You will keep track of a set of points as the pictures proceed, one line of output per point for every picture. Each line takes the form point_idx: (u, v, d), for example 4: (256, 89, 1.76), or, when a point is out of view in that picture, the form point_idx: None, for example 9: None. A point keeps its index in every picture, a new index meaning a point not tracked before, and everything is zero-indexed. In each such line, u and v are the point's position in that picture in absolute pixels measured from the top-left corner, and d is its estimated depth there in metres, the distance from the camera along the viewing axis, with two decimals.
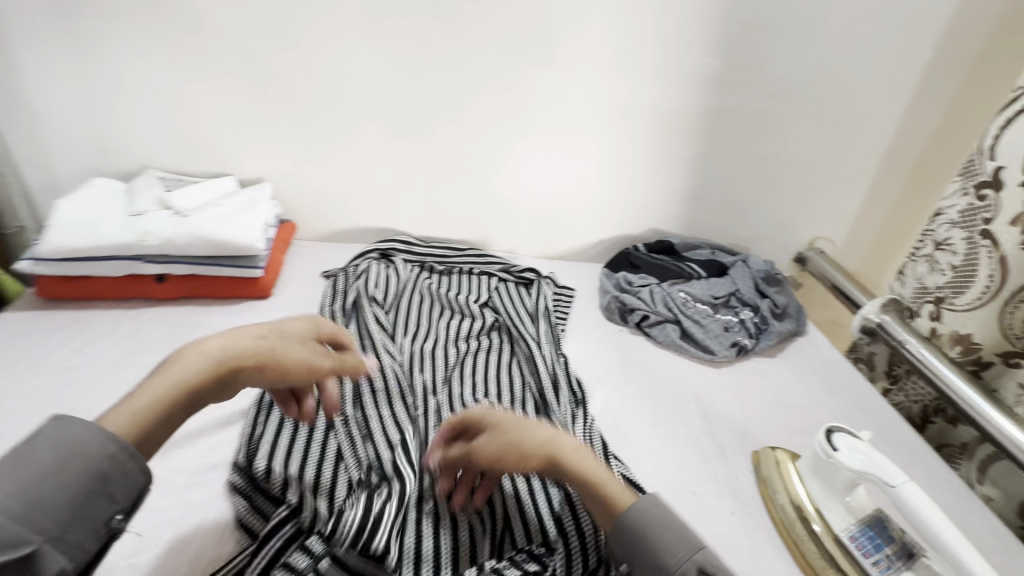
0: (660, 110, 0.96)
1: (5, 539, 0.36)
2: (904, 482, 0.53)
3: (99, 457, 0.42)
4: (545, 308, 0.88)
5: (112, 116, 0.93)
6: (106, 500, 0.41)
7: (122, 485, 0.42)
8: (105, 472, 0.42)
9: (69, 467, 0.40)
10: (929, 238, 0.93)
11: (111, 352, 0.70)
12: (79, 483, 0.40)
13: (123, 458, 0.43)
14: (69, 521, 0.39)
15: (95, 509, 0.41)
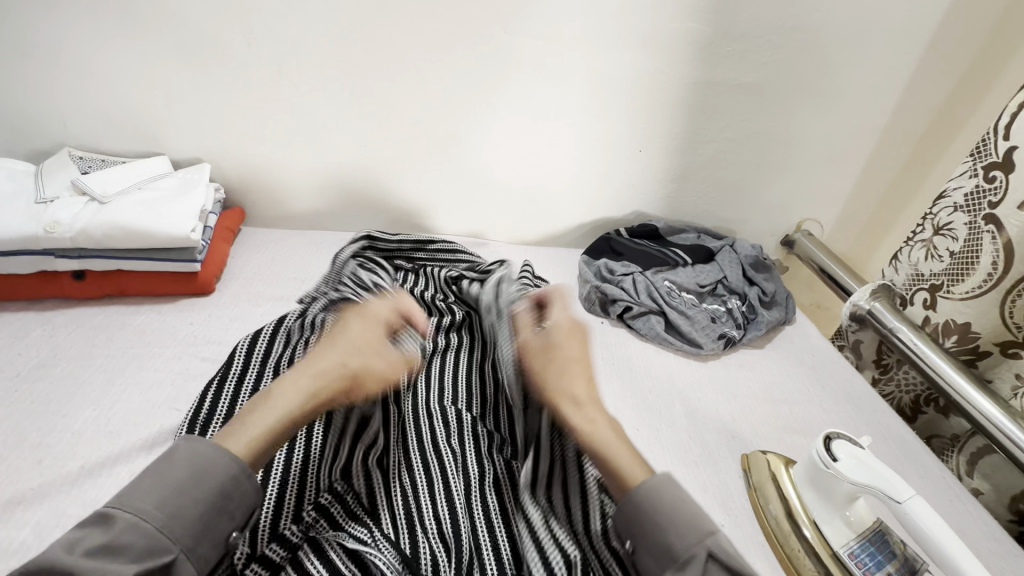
0: (643, 82, 0.87)
1: (146, 548, 0.38)
2: (910, 498, 0.47)
3: (223, 476, 0.43)
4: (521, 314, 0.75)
5: (19, 87, 0.81)
6: (230, 521, 0.43)
7: (241, 507, 0.44)
8: (228, 494, 0.43)
9: (194, 493, 0.41)
10: (928, 222, 0.89)
11: (16, 361, 0.61)
12: (201, 510, 0.41)
13: (242, 478, 0.44)
14: (196, 544, 0.41)
15: (217, 529, 0.42)
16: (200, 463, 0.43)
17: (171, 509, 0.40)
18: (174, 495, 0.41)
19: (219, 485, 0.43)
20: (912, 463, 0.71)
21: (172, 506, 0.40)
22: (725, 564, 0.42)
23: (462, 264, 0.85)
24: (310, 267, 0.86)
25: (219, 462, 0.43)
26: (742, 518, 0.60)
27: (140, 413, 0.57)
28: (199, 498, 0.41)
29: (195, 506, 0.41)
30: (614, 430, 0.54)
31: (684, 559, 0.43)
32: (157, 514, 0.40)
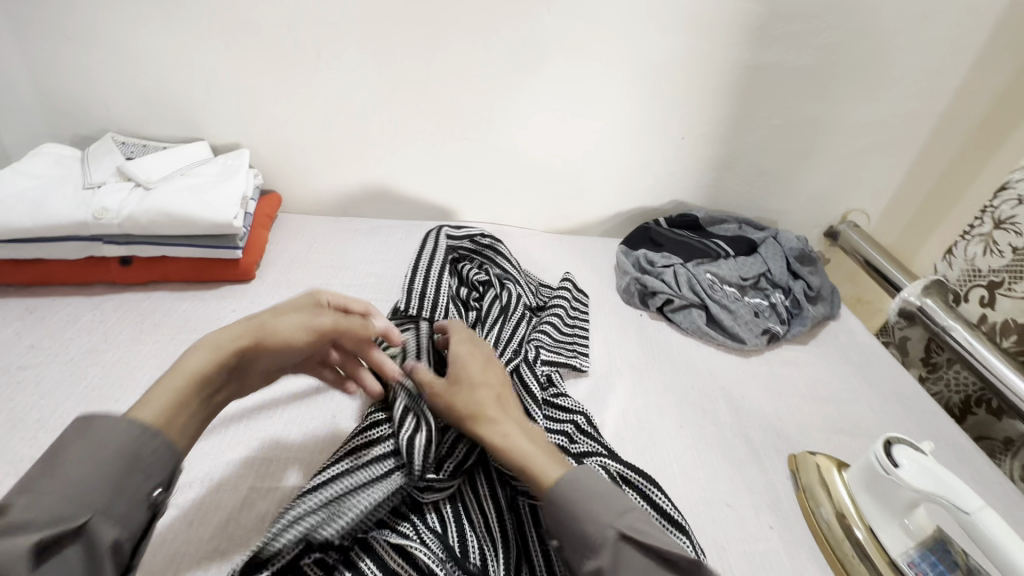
0: (690, 65, 0.84)
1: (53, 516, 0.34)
2: (979, 508, 0.45)
3: (123, 442, 0.39)
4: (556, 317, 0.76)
5: (61, 72, 0.81)
6: (147, 478, 0.39)
7: (157, 464, 0.40)
8: (138, 452, 0.39)
9: (101, 460, 0.37)
10: (988, 214, 0.84)
11: (69, 346, 0.62)
12: (114, 475, 0.38)
13: (147, 439, 0.39)
14: (114, 505, 0.37)
15: (133, 488, 0.38)
16: (103, 437, 0.38)
17: (77, 485, 0.36)
18: (84, 464, 0.37)
19: (128, 453, 0.39)
20: (966, 467, 0.68)
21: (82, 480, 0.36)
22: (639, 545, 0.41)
23: (499, 254, 0.82)
24: (347, 254, 0.85)
25: (116, 439, 0.39)
26: (791, 521, 0.58)
27: None
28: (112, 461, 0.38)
29: (104, 472, 0.37)
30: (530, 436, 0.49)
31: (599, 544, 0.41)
32: (66, 491, 0.36)
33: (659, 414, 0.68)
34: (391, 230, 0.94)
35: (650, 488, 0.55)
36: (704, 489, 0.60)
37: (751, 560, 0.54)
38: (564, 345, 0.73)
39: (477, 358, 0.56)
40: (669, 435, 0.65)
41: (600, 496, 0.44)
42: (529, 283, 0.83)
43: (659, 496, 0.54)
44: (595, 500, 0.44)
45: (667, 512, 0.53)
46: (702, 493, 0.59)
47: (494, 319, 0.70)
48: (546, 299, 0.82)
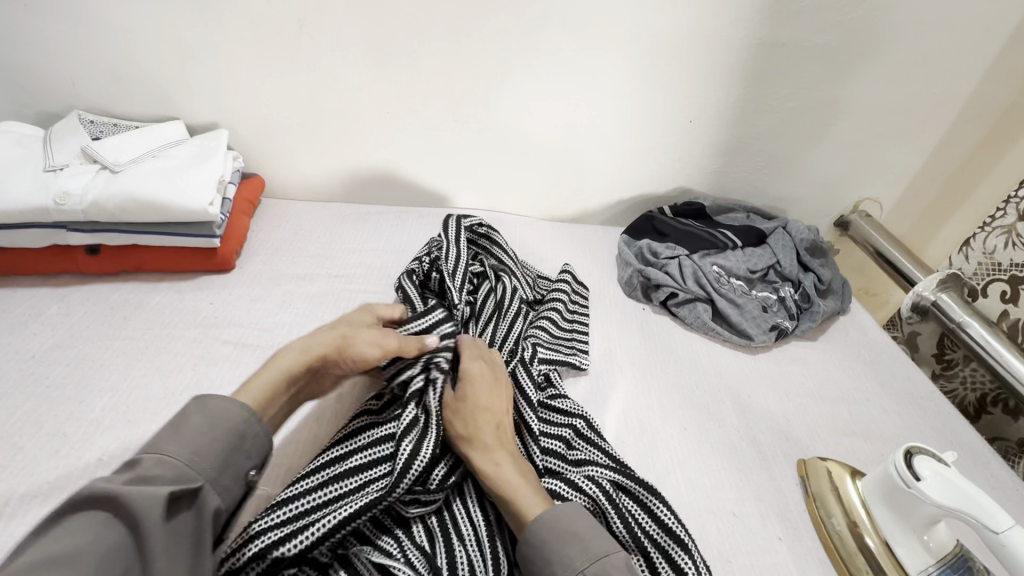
0: (701, 43, 0.78)
1: (176, 476, 0.39)
2: (1010, 528, 0.42)
3: (234, 419, 0.44)
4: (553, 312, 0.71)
5: (23, 44, 0.75)
6: (247, 457, 0.44)
7: (256, 446, 0.45)
8: (242, 433, 0.44)
9: (213, 434, 0.42)
10: (1014, 204, 0.80)
11: (30, 342, 0.58)
12: (220, 450, 0.42)
13: (251, 422, 0.45)
14: (221, 476, 0.42)
15: (236, 463, 0.43)
16: (216, 412, 0.44)
17: (190, 449, 0.41)
18: (197, 437, 0.42)
19: (235, 427, 0.44)
20: (982, 472, 0.65)
21: (196, 446, 0.41)
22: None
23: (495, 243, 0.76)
24: (334, 242, 0.81)
25: (226, 418, 0.44)
26: (800, 531, 0.55)
27: (159, 402, 0.54)
28: (220, 436, 0.42)
29: (214, 442, 0.42)
30: (521, 471, 0.49)
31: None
32: (182, 453, 0.40)
33: (661, 415, 0.64)
34: (381, 217, 0.89)
35: (654, 502, 0.51)
36: (709, 497, 0.57)
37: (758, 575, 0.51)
38: (562, 342, 0.69)
39: (486, 378, 0.55)
40: (673, 438, 0.62)
41: (577, 535, 0.44)
42: (527, 274, 0.79)
43: (661, 510, 0.51)
44: (572, 540, 0.44)
45: (670, 526, 0.50)
46: (706, 501, 0.56)
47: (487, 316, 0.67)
48: (544, 293, 0.77)
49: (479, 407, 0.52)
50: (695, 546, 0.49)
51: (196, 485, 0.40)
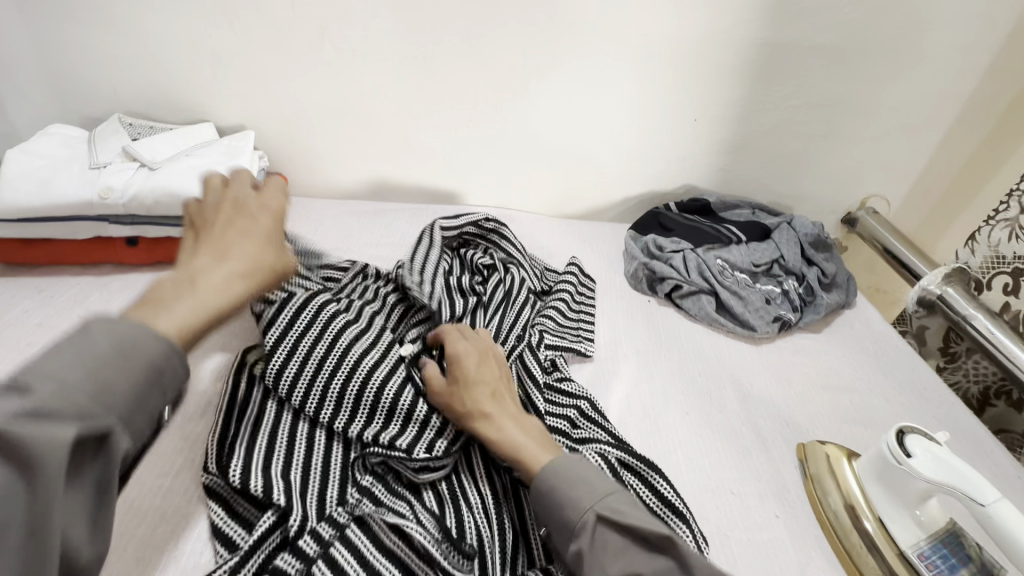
0: (705, 43, 0.81)
1: (77, 415, 0.30)
2: (995, 500, 0.44)
3: (155, 355, 0.34)
4: (561, 304, 0.74)
5: (68, 52, 0.81)
6: (162, 395, 0.35)
7: (175, 381, 0.35)
8: (162, 369, 0.34)
9: (125, 364, 0.33)
10: (1016, 198, 0.81)
11: (76, 325, 0.62)
12: (134, 386, 0.33)
13: (174, 358, 0.35)
14: (135, 415, 0.33)
15: (151, 403, 0.34)
16: (126, 336, 0.34)
17: (92, 380, 0.31)
18: (101, 366, 0.32)
19: (150, 360, 0.34)
20: (985, 460, 0.66)
21: (96, 375, 0.31)
22: (614, 524, 0.42)
23: (504, 239, 0.80)
24: (353, 238, 0.85)
25: (144, 346, 0.34)
26: (798, 510, 0.57)
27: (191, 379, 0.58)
28: (135, 373, 0.33)
29: (124, 379, 0.32)
30: (528, 431, 0.50)
31: (580, 526, 0.43)
32: (85, 384, 0.31)
33: (664, 400, 0.67)
34: (396, 214, 0.93)
35: (653, 475, 0.53)
36: (708, 477, 0.59)
37: (754, 549, 0.53)
38: (568, 331, 0.72)
39: (472, 355, 0.56)
40: (674, 421, 0.64)
41: (582, 480, 0.45)
42: (536, 267, 0.82)
43: (659, 482, 0.53)
44: (578, 484, 0.45)
45: (667, 498, 0.52)
46: (706, 480, 0.58)
47: (497, 304, 0.70)
48: (552, 284, 0.80)
49: (471, 383, 0.53)
50: (692, 517, 0.52)
51: (105, 428, 0.31)
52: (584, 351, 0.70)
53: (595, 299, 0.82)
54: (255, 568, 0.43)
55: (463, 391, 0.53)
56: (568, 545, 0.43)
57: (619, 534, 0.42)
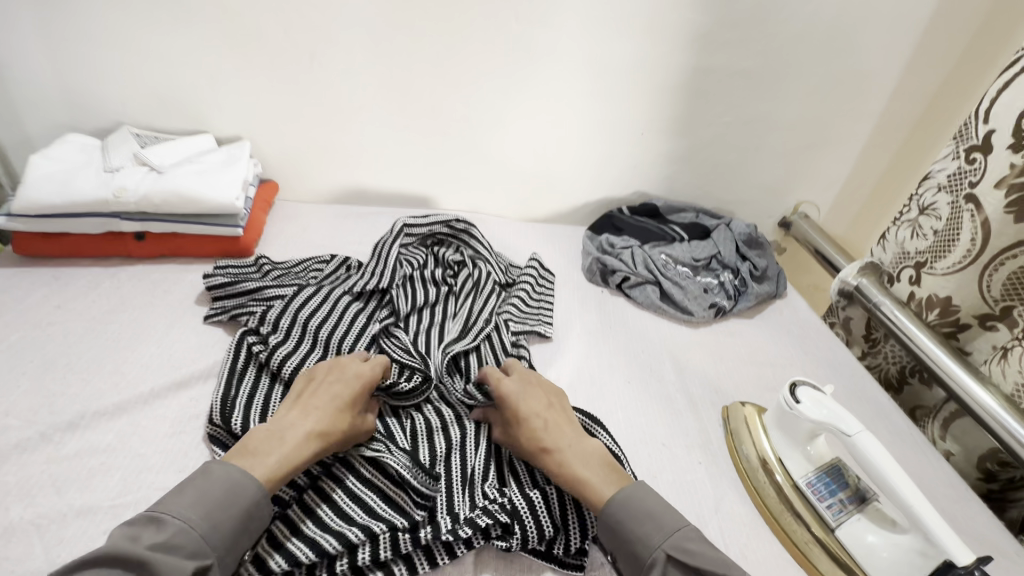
0: (647, 68, 0.94)
1: (191, 549, 0.43)
2: (859, 431, 0.55)
3: (248, 500, 0.47)
4: (522, 295, 0.84)
5: (82, 69, 0.90)
6: (252, 536, 0.47)
7: (262, 520, 0.48)
8: (252, 512, 0.47)
9: (227, 508, 0.46)
10: (915, 202, 0.95)
11: (91, 307, 0.71)
12: (235, 522, 0.46)
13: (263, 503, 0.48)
14: (228, 553, 0.45)
15: (242, 543, 0.46)
16: (231, 480, 0.47)
17: (209, 517, 0.45)
18: (212, 506, 0.46)
19: (246, 504, 0.47)
20: (882, 420, 0.77)
21: (210, 513, 0.45)
22: (686, 564, 0.47)
23: (471, 238, 0.89)
24: (338, 237, 0.95)
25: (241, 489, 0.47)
26: (718, 457, 0.67)
27: (196, 351, 0.67)
28: (233, 511, 0.46)
29: (227, 519, 0.46)
30: (590, 453, 0.56)
31: (649, 562, 0.48)
32: (201, 523, 0.44)
33: (609, 372, 0.77)
34: (377, 216, 1.03)
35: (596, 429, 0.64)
36: (644, 432, 0.69)
37: (677, 486, 0.63)
38: (529, 317, 0.82)
39: (521, 388, 0.62)
40: (617, 388, 0.74)
41: (649, 515, 0.50)
42: (501, 263, 0.91)
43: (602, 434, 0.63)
44: (646, 519, 0.50)
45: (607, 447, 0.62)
46: (641, 434, 0.68)
47: (466, 296, 0.79)
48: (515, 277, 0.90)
49: (529, 418, 0.59)
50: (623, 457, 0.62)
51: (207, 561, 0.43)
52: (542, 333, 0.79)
53: (554, 291, 0.91)
54: None
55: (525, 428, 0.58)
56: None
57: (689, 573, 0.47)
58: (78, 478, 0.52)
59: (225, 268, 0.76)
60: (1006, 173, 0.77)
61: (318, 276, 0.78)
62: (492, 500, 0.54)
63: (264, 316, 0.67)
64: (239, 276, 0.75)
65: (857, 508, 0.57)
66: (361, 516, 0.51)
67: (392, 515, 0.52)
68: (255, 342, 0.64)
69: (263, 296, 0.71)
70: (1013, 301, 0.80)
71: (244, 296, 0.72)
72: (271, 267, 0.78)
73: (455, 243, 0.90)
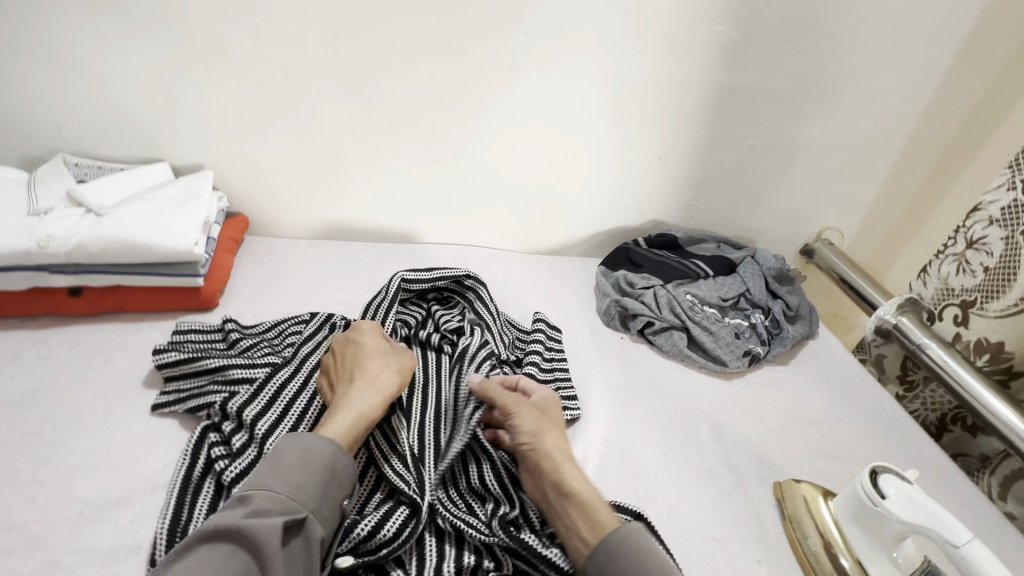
0: (668, 87, 0.84)
1: (285, 508, 0.43)
2: (969, 541, 0.44)
3: (328, 461, 0.48)
4: (536, 365, 0.70)
5: (6, 88, 0.76)
6: (340, 488, 0.48)
7: (347, 478, 0.49)
8: (334, 468, 0.48)
9: (308, 468, 0.47)
10: (961, 234, 0.85)
11: (6, 387, 0.57)
12: (317, 482, 0.46)
13: (343, 459, 0.49)
14: (322, 505, 0.46)
15: (333, 495, 0.47)
16: (308, 446, 0.48)
17: (292, 485, 0.45)
18: (295, 471, 0.46)
19: (326, 461, 0.48)
20: (948, 489, 0.68)
21: (291, 479, 0.46)
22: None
23: (479, 298, 0.77)
24: (318, 280, 0.82)
25: (320, 457, 0.48)
26: (779, 552, 0.57)
27: (140, 446, 0.54)
28: (313, 475, 0.46)
29: (312, 481, 0.46)
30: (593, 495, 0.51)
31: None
32: (283, 486, 0.45)
33: (641, 443, 0.66)
34: (363, 253, 0.91)
35: None
36: (690, 522, 0.58)
37: None
38: None
39: (549, 415, 0.59)
40: (653, 465, 0.63)
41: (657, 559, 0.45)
42: (508, 329, 0.77)
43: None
44: (641, 557, 0.45)
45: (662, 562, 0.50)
46: (688, 526, 0.58)
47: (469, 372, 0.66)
48: (524, 347, 0.75)
49: (543, 428, 0.56)
50: None
51: (303, 515, 0.44)
52: (570, 416, 0.66)
53: (569, 359, 0.77)
54: None
55: (538, 426, 0.56)
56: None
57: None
58: None
59: (182, 340, 0.64)
60: None
61: (295, 343, 0.66)
62: None
63: (225, 407, 0.55)
64: (199, 351, 0.62)
65: None
66: None
67: None
68: (214, 447, 0.52)
69: (227, 378, 0.59)
70: None
71: (204, 376, 0.59)
72: (239, 335, 0.66)
73: (456, 299, 0.79)
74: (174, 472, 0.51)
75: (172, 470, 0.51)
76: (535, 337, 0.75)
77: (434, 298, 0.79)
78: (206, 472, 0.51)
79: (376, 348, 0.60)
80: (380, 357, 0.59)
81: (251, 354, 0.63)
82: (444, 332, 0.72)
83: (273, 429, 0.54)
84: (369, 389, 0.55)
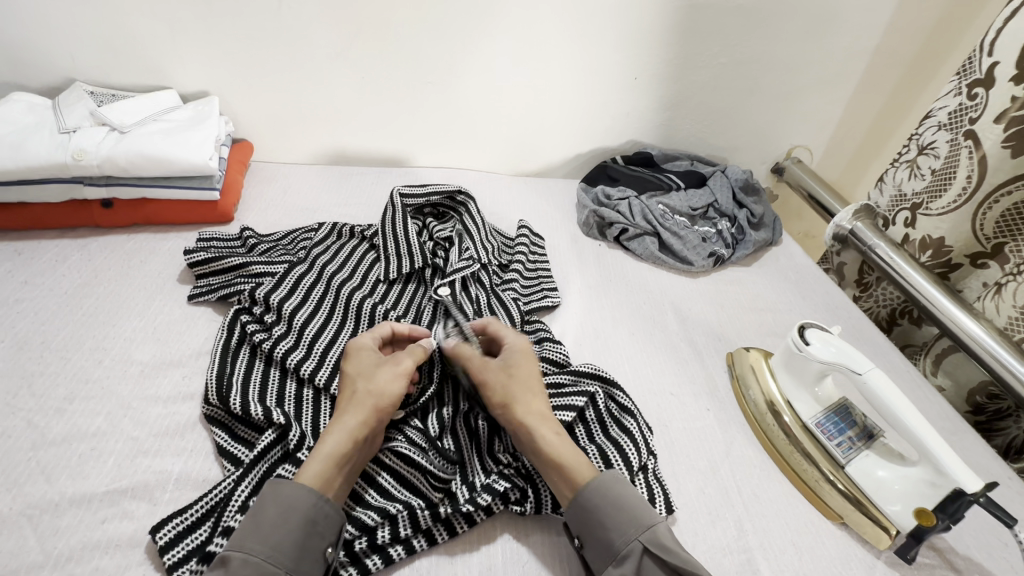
0: (640, 6, 0.88)
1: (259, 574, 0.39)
2: (870, 369, 0.54)
3: (306, 507, 0.43)
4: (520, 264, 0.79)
5: (16, 19, 0.80)
6: (322, 540, 0.43)
7: (330, 526, 0.44)
8: (315, 518, 0.43)
9: (287, 524, 0.42)
10: (914, 142, 0.92)
11: (62, 280, 0.66)
12: (297, 539, 0.42)
13: (323, 504, 0.44)
14: (301, 564, 0.41)
15: (314, 548, 0.43)
16: (286, 498, 0.43)
17: (269, 541, 0.41)
18: (274, 528, 0.42)
19: (306, 514, 0.43)
20: (883, 361, 0.77)
21: (271, 538, 0.41)
22: (664, 561, 0.43)
23: (469, 212, 0.83)
24: (322, 198, 0.90)
25: (301, 502, 0.43)
26: (724, 402, 0.68)
27: (183, 324, 0.63)
28: (296, 523, 0.42)
29: (290, 534, 0.42)
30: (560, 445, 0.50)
31: (624, 555, 0.43)
32: (262, 548, 0.41)
33: (612, 324, 0.76)
34: (362, 175, 0.98)
35: (613, 389, 0.60)
36: (650, 382, 0.68)
37: (687, 433, 0.63)
38: (531, 291, 0.76)
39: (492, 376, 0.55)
40: (621, 340, 0.74)
41: (628, 506, 0.46)
42: (495, 236, 0.85)
43: (618, 393, 0.60)
44: (620, 513, 0.45)
45: (622, 402, 0.60)
46: (649, 385, 0.68)
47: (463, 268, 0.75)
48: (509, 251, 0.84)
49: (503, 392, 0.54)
50: (639, 413, 0.59)
51: None
52: (552, 302, 0.75)
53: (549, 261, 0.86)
54: (256, 481, 0.48)
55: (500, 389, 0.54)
56: (605, 568, 0.44)
57: (664, 568, 0.42)
58: (69, 464, 0.49)
59: (207, 243, 0.72)
60: (1007, 107, 0.75)
61: (307, 246, 0.75)
62: (506, 463, 0.53)
63: (252, 294, 0.64)
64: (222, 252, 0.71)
65: (866, 444, 0.58)
66: (377, 500, 0.50)
67: (409, 497, 0.50)
68: (248, 323, 0.61)
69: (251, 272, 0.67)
70: (1004, 239, 0.80)
71: (229, 272, 0.68)
72: (256, 241, 0.75)
73: (449, 208, 0.86)
74: (214, 342, 0.60)
75: (213, 340, 0.60)
76: (519, 241, 0.84)
77: (432, 212, 0.86)
78: (242, 340, 0.60)
79: (354, 370, 0.53)
80: (358, 382, 0.52)
81: (269, 255, 0.72)
82: (434, 237, 0.80)
83: (297, 309, 0.63)
84: (341, 427, 0.48)
